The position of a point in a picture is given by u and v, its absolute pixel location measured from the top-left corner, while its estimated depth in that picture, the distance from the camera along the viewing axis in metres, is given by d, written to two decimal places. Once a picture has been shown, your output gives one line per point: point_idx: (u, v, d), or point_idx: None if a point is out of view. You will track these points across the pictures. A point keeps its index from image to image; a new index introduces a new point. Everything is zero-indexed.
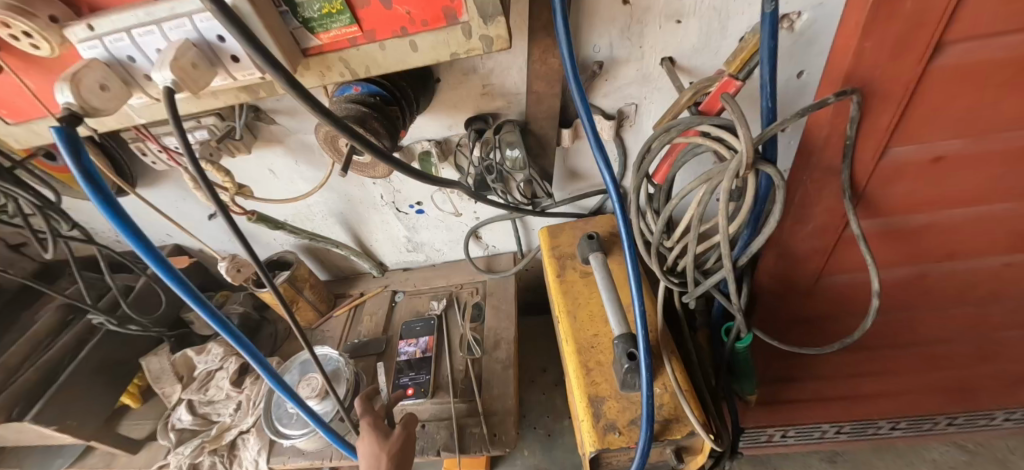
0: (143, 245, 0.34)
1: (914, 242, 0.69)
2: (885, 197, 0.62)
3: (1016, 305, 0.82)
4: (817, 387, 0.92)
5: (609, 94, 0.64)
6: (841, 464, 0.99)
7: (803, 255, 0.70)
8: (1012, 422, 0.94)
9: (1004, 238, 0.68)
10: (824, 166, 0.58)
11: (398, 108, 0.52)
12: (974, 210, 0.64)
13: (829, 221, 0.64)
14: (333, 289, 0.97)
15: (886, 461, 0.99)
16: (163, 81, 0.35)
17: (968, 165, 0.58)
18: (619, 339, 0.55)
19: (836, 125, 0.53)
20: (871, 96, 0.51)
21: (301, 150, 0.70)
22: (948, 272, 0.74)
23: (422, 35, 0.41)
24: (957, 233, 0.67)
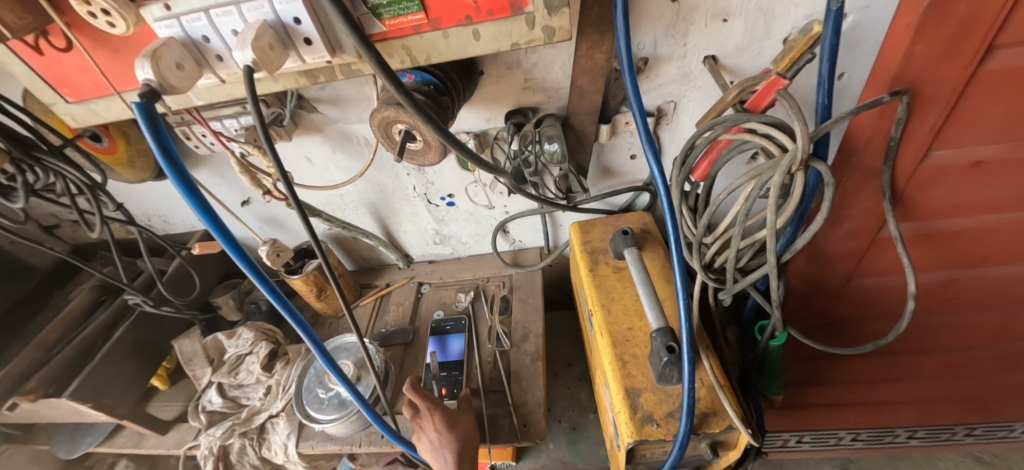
0: (216, 222, 0.34)
1: (946, 247, 0.69)
2: (922, 201, 0.62)
3: None
4: (843, 391, 0.89)
5: (648, 92, 0.65)
6: None
7: (836, 257, 0.70)
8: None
9: None
10: (865, 167, 0.58)
11: (448, 98, 0.53)
12: (1009, 217, 0.64)
13: (865, 224, 0.64)
14: (360, 279, 0.98)
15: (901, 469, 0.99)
16: (244, 60, 0.36)
17: (1008, 169, 0.58)
18: (658, 332, 0.54)
19: (880, 126, 0.53)
20: (919, 98, 0.51)
21: (340, 140, 0.71)
22: (978, 278, 0.74)
23: (486, 25, 0.42)
24: (990, 240, 0.67)
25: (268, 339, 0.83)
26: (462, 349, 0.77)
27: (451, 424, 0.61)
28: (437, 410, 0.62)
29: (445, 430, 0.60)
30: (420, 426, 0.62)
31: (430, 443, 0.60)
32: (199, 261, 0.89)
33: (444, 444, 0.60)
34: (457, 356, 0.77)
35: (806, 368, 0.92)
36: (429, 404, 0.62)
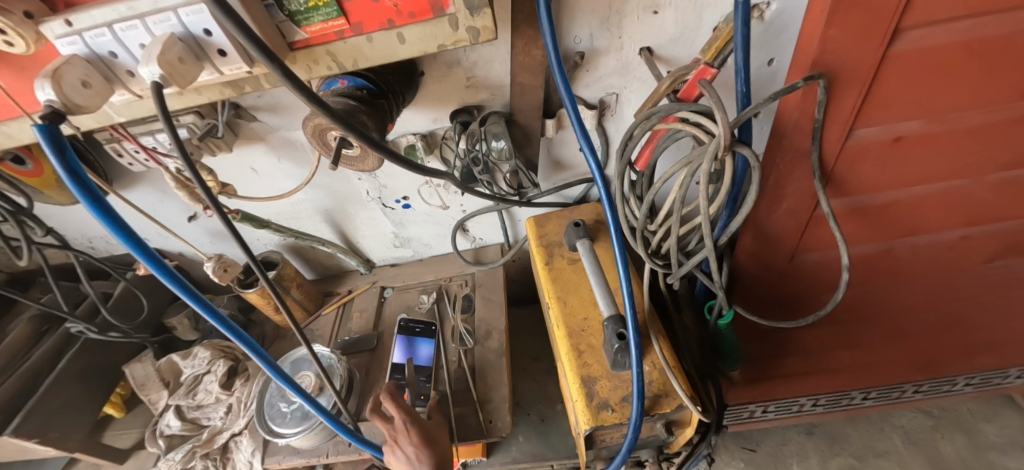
0: (139, 245, 0.32)
1: (876, 219, 0.73)
2: (851, 177, 0.66)
3: None
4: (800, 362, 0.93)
5: (590, 84, 0.66)
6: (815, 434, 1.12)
7: (779, 236, 0.73)
8: (974, 387, 1.01)
9: (960, 212, 0.73)
10: (796, 148, 0.61)
11: (385, 101, 0.52)
12: (931, 187, 0.69)
13: (801, 203, 0.67)
14: (322, 287, 0.96)
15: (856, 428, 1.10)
16: (151, 76, 0.35)
17: (924, 143, 0.62)
18: (609, 320, 0.56)
19: (804, 109, 0.56)
20: (837, 81, 0.53)
21: (284, 148, 0.69)
22: (911, 246, 0.79)
23: (410, 27, 0.42)
24: (918, 209, 0.72)
25: (226, 356, 0.81)
26: (432, 354, 0.76)
27: (428, 440, 0.60)
28: (413, 426, 0.60)
29: (423, 445, 0.59)
30: (395, 440, 0.60)
31: (406, 458, 0.59)
32: (148, 282, 0.86)
33: (421, 460, 0.59)
34: (427, 361, 0.75)
35: (764, 344, 0.96)
36: (406, 418, 0.61)
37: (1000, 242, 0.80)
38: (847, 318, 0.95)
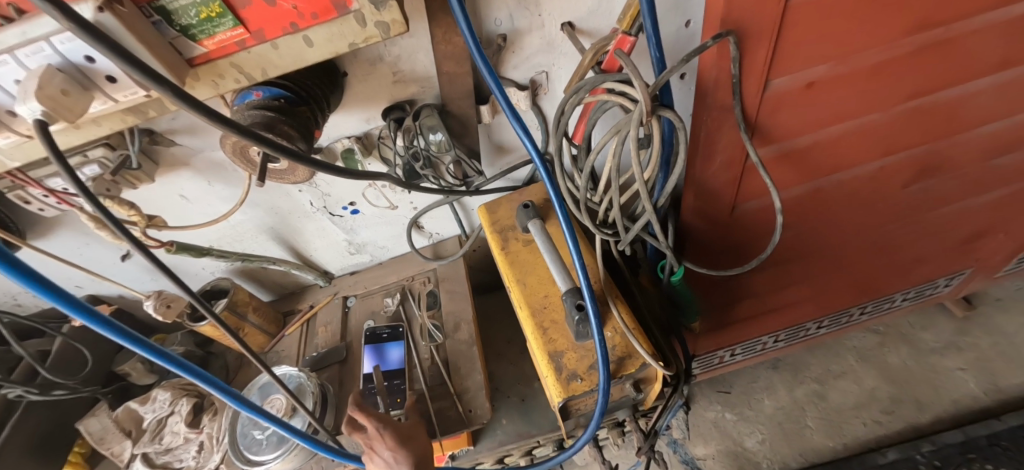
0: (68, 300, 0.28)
1: (804, 162, 0.77)
2: (774, 125, 0.69)
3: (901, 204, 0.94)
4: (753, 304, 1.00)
5: (518, 65, 0.66)
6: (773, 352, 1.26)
7: (718, 190, 0.76)
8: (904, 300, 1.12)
9: (875, 145, 0.78)
10: (719, 105, 0.64)
11: (307, 108, 0.51)
12: (845, 125, 0.73)
13: (734, 156, 0.71)
14: (280, 307, 0.94)
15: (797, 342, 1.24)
16: (32, 114, 0.33)
17: (834, 85, 0.66)
18: (567, 293, 0.58)
19: (721, 66, 0.58)
20: (747, 35, 0.56)
21: (211, 170, 0.66)
22: (839, 183, 0.84)
23: (315, 29, 0.40)
24: (838, 147, 0.77)
25: (189, 394, 0.78)
26: (402, 356, 0.76)
27: (405, 440, 0.60)
28: (388, 430, 0.60)
29: (399, 446, 0.59)
30: (371, 447, 0.60)
31: (384, 462, 0.59)
32: (88, 331, 0.81)
33: (399, 461, 0.59)
34: (398, 364, 0.75)
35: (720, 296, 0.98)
36: (378, 425, 0.60)
37: (918, 171, 0.86)
38: (797, 263, 0.97)
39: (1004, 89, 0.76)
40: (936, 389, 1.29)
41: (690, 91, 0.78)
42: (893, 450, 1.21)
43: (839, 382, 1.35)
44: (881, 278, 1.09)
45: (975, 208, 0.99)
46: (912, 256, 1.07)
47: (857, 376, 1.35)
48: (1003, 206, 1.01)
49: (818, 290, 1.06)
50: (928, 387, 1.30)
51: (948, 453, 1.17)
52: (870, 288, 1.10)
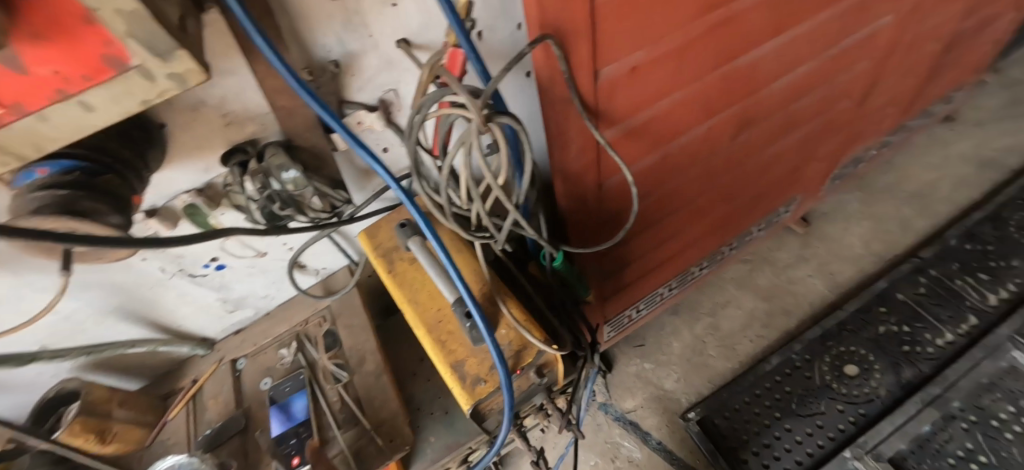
0: None
1: (649, 134, 0.85)
2: (614, 107, 0.76)
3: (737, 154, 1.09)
4: (633, 260, 1.14)
5: (363, 87, 0.65)
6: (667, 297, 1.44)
7: (581, 172, 0.82)
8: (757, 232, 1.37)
9: (702, 110, 0.90)
10: (559, 97, 0.68)
11: (115, 174, 0.46)
12: (674, 98, 0.83)
13: (584, 138, 0.76)
14: (156, 391, 0.82)
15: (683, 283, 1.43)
16: None
17: (655, 65, 0.74)
18: (455, 304, 0.59)
19: (551, 64, 0.63)
20: (567, 34, 0.60)
21: (10, 266, 0.58)
22: (683, 147, 0.95)
23: (92, 92, 0.34)
24: (674, 117, 0.86)
25: None
26: (306, 406, 0.72)
27: None
28: None
29: None
30: None
31: None
32: None
33: None
34: (303, 416, 0.71)
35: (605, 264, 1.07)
36: None
37: (739, 125, 1.01)
38: (664, 220, 1.10)
39: (788, 47, 0.91)
40: (795, 296, 1.57)
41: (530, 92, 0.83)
42: (775, 356, 1.45)
43: (726, 311, 1.57)
44: (730, 216, 1.28)
45: (787, 146, 1.20)
46: (750, 193, 1.26)
47: (738, 302, 1.58)
48: (807, 140, 1.24)
49: (684, 237, 1.21)
50: (789, 296, 1.57)
51: (813, 346, 1.44)
52: (723, 226, 1.30)
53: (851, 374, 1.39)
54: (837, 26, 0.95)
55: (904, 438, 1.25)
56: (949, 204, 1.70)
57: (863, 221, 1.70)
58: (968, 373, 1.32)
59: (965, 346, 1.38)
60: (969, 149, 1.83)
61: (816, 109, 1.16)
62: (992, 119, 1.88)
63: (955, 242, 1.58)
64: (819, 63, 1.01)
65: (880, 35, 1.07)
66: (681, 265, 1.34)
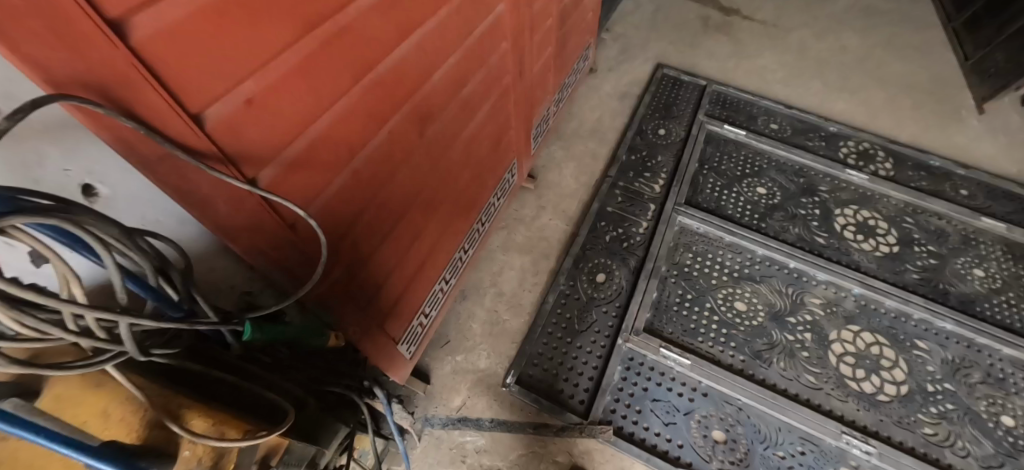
0: None
1: (320, 162, 0.79)
2: (253, 146, 0.66)
3: (437, 145, 1.15)
4: (382, 279, 1.10)
5: None
6: (448, 288, 1.53)
7: (251, 222, 0.71)
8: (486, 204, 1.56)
9: (371, 117, 0.88)
10: (157, 156, 0.55)
11: None
12: (331, 115, 0.77)
13: (230, 193, 0.65)
14: None
15: (453, 271, 1.54)
16: None
17: (280, 90, 0.66)
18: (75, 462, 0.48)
19: (107, 125, 0.49)
20: (112, 89, 0.46)
21: None
22: (374, 156, 0.93)
23: None
24: (341, 133, 0.81)
25: None
26: None
27: None
28: None
29: None
30: None
31: None
32: None
33: None
34: None
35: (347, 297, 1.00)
36: None
37: (420, 123, 1.05)
38: (394, 230, 1.09)
39: (427, 45, 0.97)
40: (547, 239, 1.85)
41: (126, 166, 0.62)
42: (550, 294, 1.69)
43: (503, 276, 1.75)
44: (458, 200, 1.38)
45: (478, 125, 1.35)
46: (467, 175, 1.38)
47: (510, 264, 1.78)
48: (491, 116, 1.41)
49: (425, 236, 1.25)
50: (544, 241, 1.85)
51: (571, 272, 1.75)
52: (457, 211, 1.40)
53: (601, 281, 1.74)
54: (463, 18, 1.07)
55: (646, 308, 1.66)
56: (613, 132, 2.27)
57: (569, 163, 2.12)
58: (660, 244, 1.84)
59: (653, 226, 1.91)
60: (611, 88, 2.48)
61: (484, 89, 1.32)
62: (616, 65, 2.60)
63: (624, 157, 2.15)
64: (463, 52, 1.14)
65: (501, 20, 1.27)
66: (438, 259, 1.39)
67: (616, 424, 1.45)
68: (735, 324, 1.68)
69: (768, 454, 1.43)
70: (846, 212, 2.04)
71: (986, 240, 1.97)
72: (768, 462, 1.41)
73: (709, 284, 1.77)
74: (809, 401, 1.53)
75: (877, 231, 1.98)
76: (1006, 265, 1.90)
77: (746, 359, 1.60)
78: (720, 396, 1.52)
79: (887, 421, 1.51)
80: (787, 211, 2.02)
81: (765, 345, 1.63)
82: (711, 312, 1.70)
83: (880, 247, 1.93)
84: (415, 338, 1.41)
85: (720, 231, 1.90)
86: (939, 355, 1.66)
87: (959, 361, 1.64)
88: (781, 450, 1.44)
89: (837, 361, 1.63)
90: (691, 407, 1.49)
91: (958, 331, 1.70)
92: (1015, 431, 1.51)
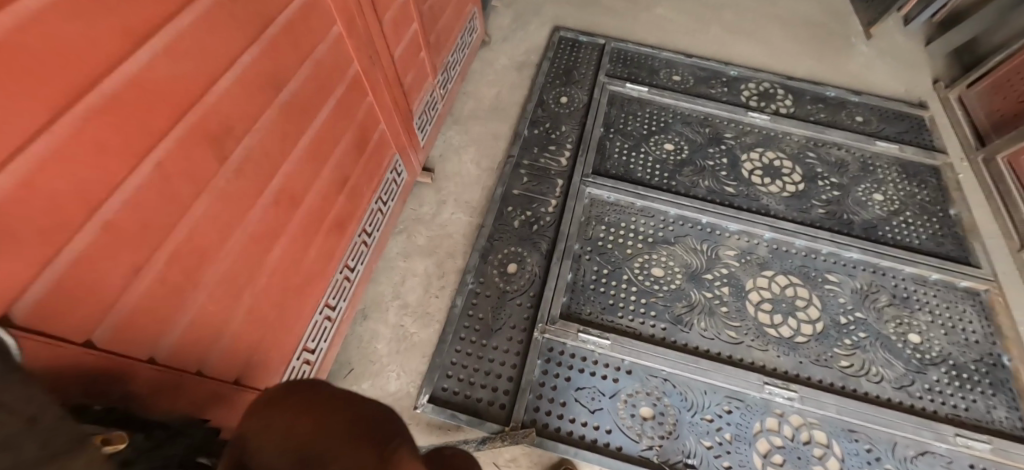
0: None
1: (36, 218, 0.54)
2: None
3: (256, 162, 0.95)
4: (202, 334, 0.91)
5: None
6: (336, 314, 1.38)
7: None
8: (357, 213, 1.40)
9: (117, 141, 0.64)
10: None
11: None
12: (39, 148, 0.52)
13: None
14: None
15: (338, 295, 1.38)
16: None
17: None
18: None
19: None
20: None
21: None
22: (138, 192, 0.69)
23: None
24: (67, 173, 0.57)
25: None
26: None
27: None
28: None
29: None
30: None
31: None
32: None
33: None
34: None
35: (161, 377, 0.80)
36: None
37: (219, 141, 0.84)
38: (207, 276, 0.89)
39: (190, 43, 0.74)
40: (451, 236, 1.71)
41: None
42: (458, 297, 1.56)
43: (406, 285, 1.60)
44: (311, 217, 1.18)
45: (322, 129, 1.15)
46: (317, 185, 1.18)
47: (413, 270, 1.63)
48: (338, 114, 1.21)
49: (267, 269, 1.06)
50: (448, 239, 1.70)
51: (480, 268, 1.62)
52: (313, 229, 1.20)
53: (512, 271, 1.63)
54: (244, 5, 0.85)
55: (561, 292, 1.57)
56: (513, 107, 2.13)
57: (469, 148, 1.97)
58: (570, 221, 1.74)
59: (562, 203, 1.80)
60: (507, 60, 2.32)
61: (316, 86, 1.10)
62: (510, 34, 2.44)
63: (527, 132, 2.02)
64: (269, 47, 0.93)
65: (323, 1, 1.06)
66: (301, 287, 1.20)
67: (541, 422, 1.36)
68: (653, 291, 1.62)
69: (696, 421, 1.39)
70: (752, 157, 2.02)
71: (882, 163, 2.02)
72: (696, 428, 1.38)
73: (624, 255, 1.70)
74: (731, 357, 1.50)
75: (783, 172, 1.97)
76: (901, 186, 1.95)
77: (667, 327, 1.55)
78: (644, 370, 1.46)
79: (806, 362, 1.51)
80: (696, 164, 1.98)
81: (684, 307, 1.59)
82: (628, 284, 1.63)
83: (786, 187, 1.93)
84: (299, 378, 1.26)
85: (631, 197, 1.83)
86: (848, 286, 1.68)
87: (866, 289, 1.67)
88: (708, 414, 1.41)
89: (755, 310, 1.61)
90: (617, 388, 1.43)
91: (864, 258, 1.73)
92: (920, 348, 1.56)
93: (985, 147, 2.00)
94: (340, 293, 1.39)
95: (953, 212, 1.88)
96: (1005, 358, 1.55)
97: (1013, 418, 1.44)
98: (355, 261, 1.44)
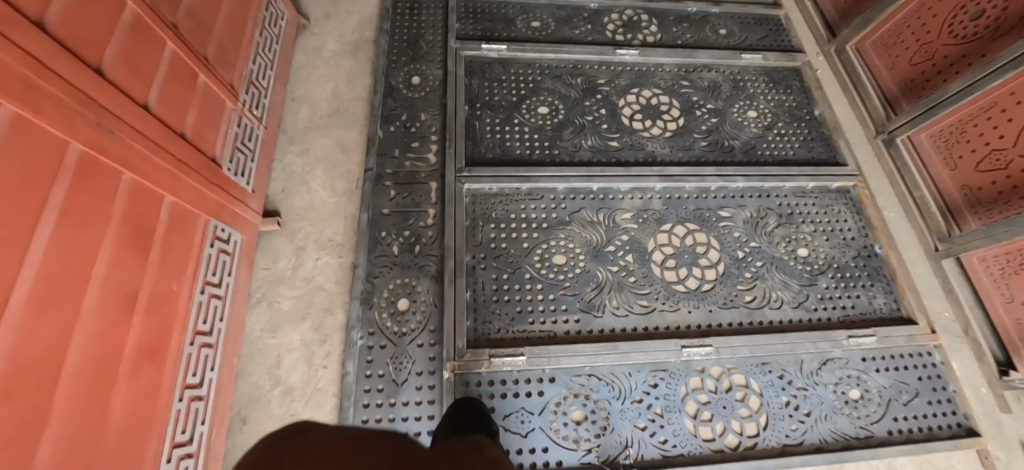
0: None
1: None
2: None
3: None
4: None
5: None
6: (194, 448, 1.10)
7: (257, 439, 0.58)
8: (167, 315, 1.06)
9: None
10: None
11: None
12: None
13: None
14: None
15: (186, 428, 1.09)
16: None
17: None
18: None
19: None
20: None
21: None
22: None
23: None
24: None
25: None
26: None
27: None
28: None
29: None
30: None
31: None
32: None
33: None
34: None
35: None
36: None
37: None
38: None
39: None
40: (323, 289, 1.45)
41: None
42: (348, 361, 1.34)
43: (284, 365, 1.35)
44: (81, 376, 0.80)
45: (59, 231, 0.78)
46: (70, 332, 0.78)
47: (287, 345, 1.37)
48: (77, 204, 0.83)
49: None
50: (320, 293, 1.44)
51: (366, 318, 1.40)
52: (94, 392, 0.83)
53: (403, 309, 1.42)
54: None
55: (463, 319, 1.41)
56: (360, 103, 1.81)
57: (317, 171, 1.64)
58: (455, 231, 1.53)
59: (441, 211, 1.58)
60: (336, 44, 1.94)
61: (6, 208, 0.68)
62: (332, 9, 2.02)
63: (382, 133, 1.71)
64: None
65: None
66: (114, 466, 0.85)
67: None
68: (559, 283, 1.51)
69: (626, 407, 1.36)
70: (629, 100, 1.92)
71: (750, 76, 2.02)
72: (627, 416, 1.35)
73: (522, 250, 1.56)
74: (647, 329, 1.47)
75: (662, 110, 1.90)
76: (770, 97, 1.98)
77: (580, 318, 1.46)
78: (566, 374, 1.38)
79: (715, 309, 1.52)
80: (575, 123, 1.83)
81: (593, 291, 1.51)
82: (532, 283, 1.51)
83: (667, 127, 1.87)
84: None
85: (515, 182, 1.64)
86: (740, 217, 1.70)
87: (756, 216, 1.70)
88: (636, 396, 1.38)
89: (661, 270, 1.57)
90: (544, 402, 1.34)
91: (748, 185, 1.74)
92: (808, 260, 1.64)
93: (836, 38, 2.08)
94: (189, 425, 1.10)
95: (818, 113, 1.95)
96: (877, 248, 1.69)
97: (889, 302, 1.60)
98: (195, 377, 1.13)
